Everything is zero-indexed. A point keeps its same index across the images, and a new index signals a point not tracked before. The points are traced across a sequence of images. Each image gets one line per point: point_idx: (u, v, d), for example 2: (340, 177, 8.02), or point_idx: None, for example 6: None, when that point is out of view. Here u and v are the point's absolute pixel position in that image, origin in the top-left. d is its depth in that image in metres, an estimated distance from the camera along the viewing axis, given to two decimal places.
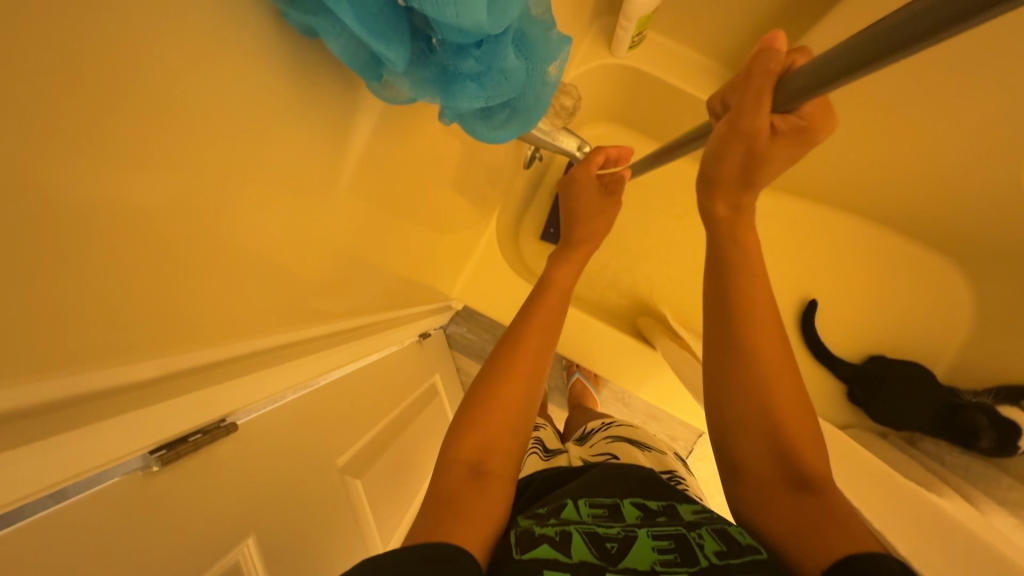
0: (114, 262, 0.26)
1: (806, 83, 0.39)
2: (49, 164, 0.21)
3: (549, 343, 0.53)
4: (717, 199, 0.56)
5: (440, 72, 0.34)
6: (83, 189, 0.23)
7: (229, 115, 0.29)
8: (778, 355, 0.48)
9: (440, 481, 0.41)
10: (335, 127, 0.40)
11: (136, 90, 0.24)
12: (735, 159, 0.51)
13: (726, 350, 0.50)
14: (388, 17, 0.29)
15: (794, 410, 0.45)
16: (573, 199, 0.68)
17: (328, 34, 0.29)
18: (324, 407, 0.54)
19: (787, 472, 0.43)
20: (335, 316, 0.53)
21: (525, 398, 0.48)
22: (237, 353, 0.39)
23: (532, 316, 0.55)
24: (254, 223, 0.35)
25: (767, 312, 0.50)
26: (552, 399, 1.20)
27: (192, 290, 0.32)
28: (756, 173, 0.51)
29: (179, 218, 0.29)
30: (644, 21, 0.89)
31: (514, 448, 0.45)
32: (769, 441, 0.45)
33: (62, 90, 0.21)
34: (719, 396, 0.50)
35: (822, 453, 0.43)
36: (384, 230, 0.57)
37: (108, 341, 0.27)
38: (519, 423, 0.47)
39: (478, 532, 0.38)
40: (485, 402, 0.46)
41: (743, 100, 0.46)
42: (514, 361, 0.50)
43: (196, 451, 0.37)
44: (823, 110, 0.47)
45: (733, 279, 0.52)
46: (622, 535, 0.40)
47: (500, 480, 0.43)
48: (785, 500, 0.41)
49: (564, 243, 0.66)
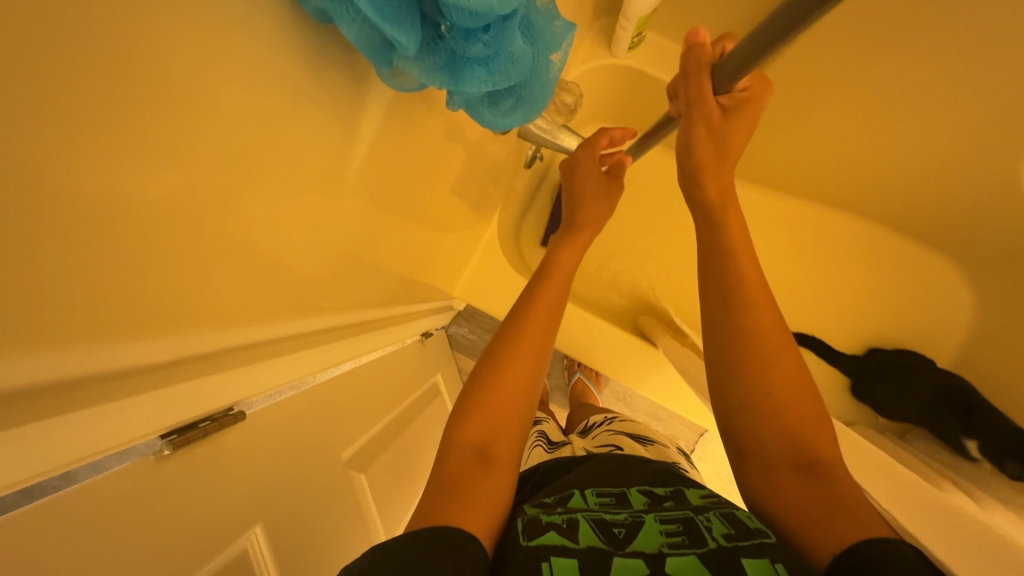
0: (124, 244, 0.27)
1: (741, 58, 0.46)
2: (55, 134, 0.21)
3: (553, 325, 0.54)
4: (706, 185, 0.55)
5: (449, 58, 0.34)
6: (93, 161, 0.23)
7: (233, 103, 0.30)
8: (780, 339, 0.48)
9: (443, 464, 0.41)
10: (341, 119, 0.41)
11: (143, 65, 0.24)
12: (706, 145, 0.54)
13: (724, 334, 0.50)
14: (399, 3, 0.30)
15: (793, 393, 0.46)
16: (582, 176, 0.67)
17: (343, 20, 0.29)
18: (328, 400, 0.54)
19: (792, 452, 0.43)
20: (339, 310, 0.54)
21: (528, 383, 0.48)
22: (243, 341, 0.40)
23: (537, 301, 0.54)
24: (260, 212, 0.36)
25: (762, 292, 0.50)
26: (554, 399, 1.20)
27: (197, 277, 0.33)
28: (727, 149, 0.54)
29: (185, 203, 0.29)
30: (644, 21, 0.90)
31: (519, 433, 0.46)
32: (777, 422, 0.45)
33: (74, 60, 0.21)
34: (720, 375, 0.50)
35: (829, 434, 0.44)
36: (387, 225, 0.57)
37: (114, 322, 0.28)
38: (522, 404, 0.47)
39: (484, 512, 0.38)
40: (490, 387, 0.46)
41: (689, 92, 0.53)
42: (519, 346, 0.50)
43: (205, 437, 0.37)
44: (759, 82, 0.54)
45: (726, 263, 0.52)
46: (630, 520, 0.40)
47: (505, 462, 0.43)
48: (793, 484, 0.42)
49: (568, 227, 0.66)
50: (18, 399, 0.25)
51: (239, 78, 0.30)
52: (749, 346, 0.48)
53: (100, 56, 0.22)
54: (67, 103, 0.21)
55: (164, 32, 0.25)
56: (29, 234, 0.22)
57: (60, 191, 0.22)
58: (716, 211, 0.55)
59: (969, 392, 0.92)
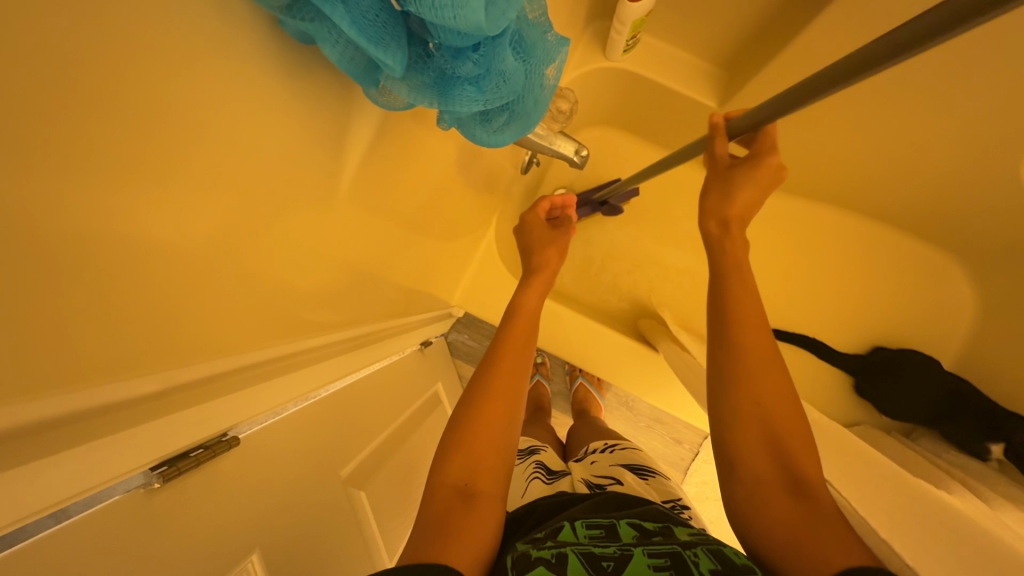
0: (108, 278, 0.25)
1: (748, 120, 0.52)
2: (13, 180, 0.20)
3: (525, 360, 0.56)
4: (708, 219, 0.59)
5: (438, 76, 0.34)
6: (67, 200, 0.22)
7: (219, 127, 0.29)
8: (774, 362, 0.50)
9: (428, 503, 0.43)
10: (330, 136, 0.39)
11: (122, 97, 0.23)
12: (715, 191, 0.59)
13: (722, 356, 0.52)
14: (384, 22, 0.29)
15: (793, 419, 0.47)
16: (528, 236, 0.74)
17: (325, 40, 0.29)
18: (325, 418, 0.53)
19: (785, 475, 0.44)
20: (336, 327, 0.53)
21: (506, 417, 0.50)
22: (240, 365, 0.39)
23: (506, 338, 0.57)
24: (248, 237, 0.35)
25: (757, 318, 0.52)
26: (556, 405, 1.19)
27: (193, 304, 0.32)
28: (733, 189, 0.57)
29: (172, 231, 0.28)
30: (638, 24, 0.89)
31: (501, 467, 0.47)
32: (764, 442, 0.46)
33: (51, 98, 0.20)
34: (716, 400, 0.51)
35: (814, 453, 0.46)
36: (383, 238, 0.57)
37: (101, 358, 0.27)
38: (504, 439, 0.48)
39: (469, 548, 0.39)
40: (470, 424, 0.48)
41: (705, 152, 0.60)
42: (492, 380, 0.52)
43: (198, 466, 0.36)
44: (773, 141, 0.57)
45: (734, 282, 0.55)
46: (618, 553, 0.40)
47: (489, 494, 0.44)
48: (782, 502, 0.43)
49: (528, 270, 0.69)
50: (11, 439, 0.24)
51: (222, 107, 0.29)
52: (744, 366, 0.50)
53: (73, 93, 0.21)
54: (40, 142, 0.20)
55: (150, 57, 0.24)
56: (10, 284, 0.21)
57: (28, 232, 0.21)
58: (719, 243, 0.58)
59: (976, 396, 0.91)
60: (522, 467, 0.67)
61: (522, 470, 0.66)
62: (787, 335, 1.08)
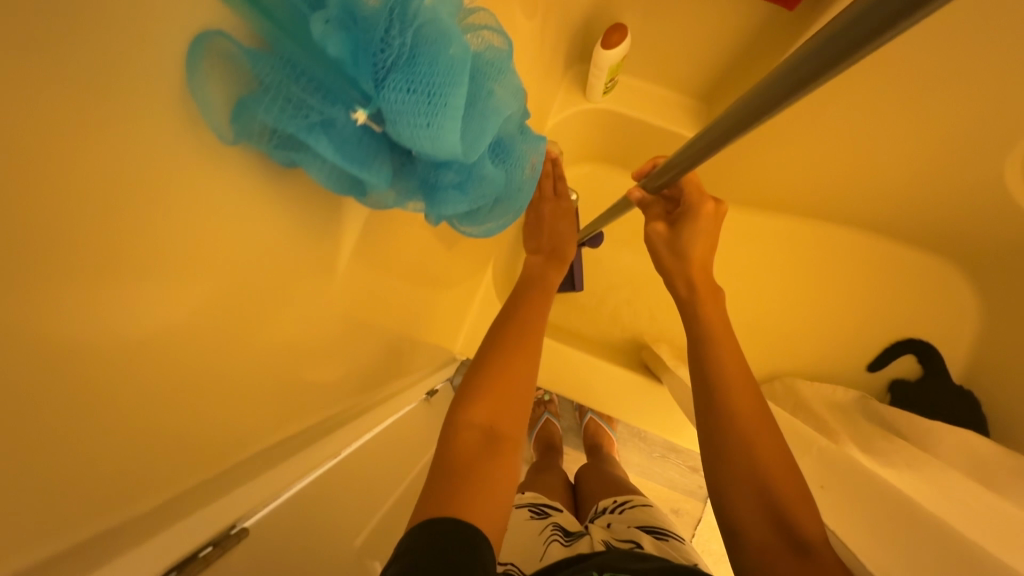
0: (83, 402, 0.25)
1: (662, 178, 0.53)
2: None
3: (541, 317, 0.57)
4: (676, 282, 0.58)
5: (422, 183, 0.40)
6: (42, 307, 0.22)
7: (194, 224, 0.29)
8: (762, 413, 0.51)
9: (451, 444, 0.42)
10: (311, 214, 0.40)
11: (75, 197, 0.23)
12: (662, 246, 0.58)
13: (713, 406, 0.52)
14: (364, 147, 0.35)
15: (786, 471, 0.48)
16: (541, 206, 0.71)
17: (310, 165, 0.33)
18: (334, 491, 0.52)
19: (783, 534, 0.45)
20: (337, 398, 0.52)
21: (528, 367, 0.50)
22: (233, 463, 0.37)
23: (524, 301, 0.59)
24: (235, 336, 0.35)
25: (741, 371, 0.53)
26: (568, 442, 1.18)
27: (182, 412, 0.31)
28: (679, 240, 0.57)
29: (151, 342, 0.28)
30: (615, 68, 0.92)
31: (523, 413, 0.47)
32: (761, 498, 0.47)
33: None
34: (711, 463, 0.51)
35: (813, 512, 0.46)
36: (381, 303, 0.57)
37: (82, 482, 0.26)
38: (525, 388, 0.48)
39: (493, 497, 0.39)
40: (492, 369, 0.48)
41: (649, 214, 0.61)
42: (511, 336, 0.52)
43: (208, 564, 0.35)
44: (694, 180, 0.58)
45: (711, 335, 0.55)
46: None
47: (512, 441, 0.44)
48: (786, 563, 0.43)
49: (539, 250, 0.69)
50: None
51: (188, 201, 0.29)
52: (737, 415, 0.50)
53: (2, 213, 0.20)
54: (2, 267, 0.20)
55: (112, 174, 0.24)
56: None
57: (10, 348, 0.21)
58: (689, 304, 0.57)
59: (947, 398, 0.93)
60: (537, 526, 0.65)
61: (538, 530, 0.64)
62: (808, 369, 1.08)
